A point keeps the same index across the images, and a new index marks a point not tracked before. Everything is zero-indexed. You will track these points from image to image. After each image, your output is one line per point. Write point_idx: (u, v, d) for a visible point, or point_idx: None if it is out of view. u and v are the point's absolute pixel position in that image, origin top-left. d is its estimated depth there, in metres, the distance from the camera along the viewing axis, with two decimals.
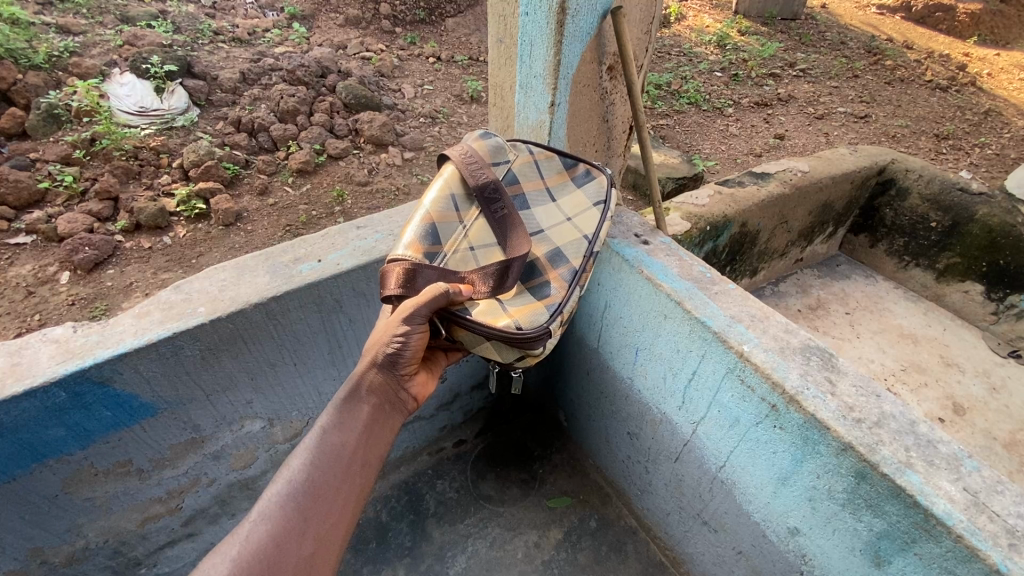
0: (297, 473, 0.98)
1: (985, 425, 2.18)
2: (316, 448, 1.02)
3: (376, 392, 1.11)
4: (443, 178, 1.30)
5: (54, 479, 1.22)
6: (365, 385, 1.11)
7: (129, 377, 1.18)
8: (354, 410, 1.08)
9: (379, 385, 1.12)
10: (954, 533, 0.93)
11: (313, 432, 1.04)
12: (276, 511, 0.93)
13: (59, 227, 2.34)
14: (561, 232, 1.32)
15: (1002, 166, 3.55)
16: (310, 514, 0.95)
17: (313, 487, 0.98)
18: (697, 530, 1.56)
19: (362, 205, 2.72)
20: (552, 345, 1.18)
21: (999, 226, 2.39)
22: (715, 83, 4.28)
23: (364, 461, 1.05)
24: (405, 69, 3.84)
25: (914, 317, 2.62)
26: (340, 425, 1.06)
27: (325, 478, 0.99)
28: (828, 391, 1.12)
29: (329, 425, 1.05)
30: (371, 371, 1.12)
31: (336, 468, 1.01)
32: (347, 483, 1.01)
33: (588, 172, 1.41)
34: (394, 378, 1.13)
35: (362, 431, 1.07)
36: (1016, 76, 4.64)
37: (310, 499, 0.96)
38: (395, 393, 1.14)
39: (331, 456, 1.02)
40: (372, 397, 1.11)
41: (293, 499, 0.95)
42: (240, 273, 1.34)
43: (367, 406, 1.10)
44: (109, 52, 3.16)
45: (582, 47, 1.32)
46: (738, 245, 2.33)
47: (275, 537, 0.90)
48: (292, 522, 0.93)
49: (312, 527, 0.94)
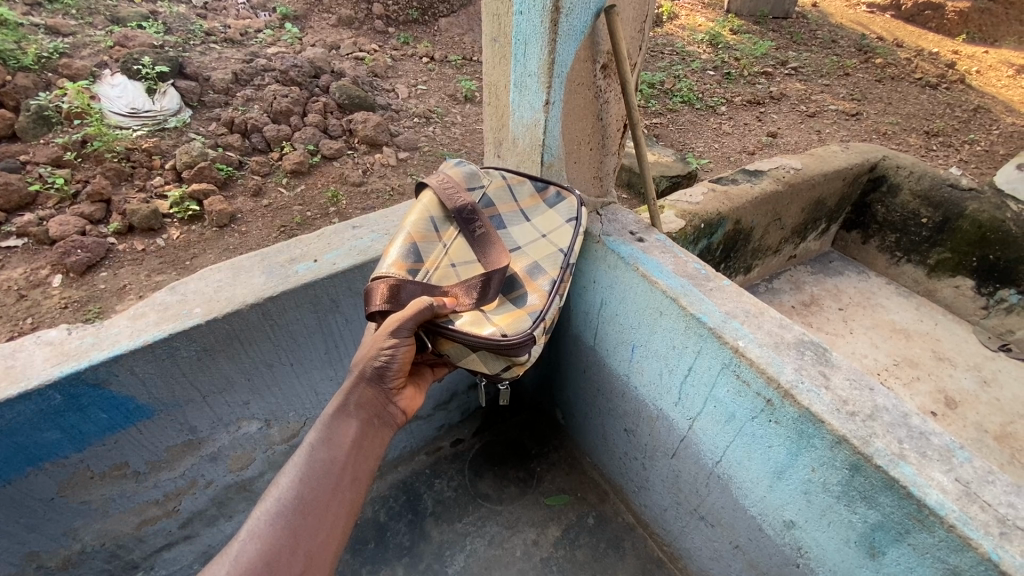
0: (288, 489, 0.99)
1: (977, 418, 2.21)
2: (307, 462, 1.02)
3: (367, 405, 1.12)
4: (420, 203, 1.30)
5: (49, 483, 1.22)
6: (354, 397, 1.11)
7: (125, 379, 1.18)
8: (344, 423, 1.08)
9: (369, 398, 1.12)
10: (946, 522, 0.94)
11: (302, 447, 1.04)
12: (268, 530, 0.93)
13: (50, 229, 2.32)
14: (539, 247, 1.33)
15: (992, 162, 3.59)
16: (302, 531, 0.96)
17: (303, 504, 0.98)
18: (694, 525, 1.57)
19: (357, 205, 2.72)
20: (536, 354, 1.19)
21: (989, 222, 2.42)
22: (708, 82, 4.30)
23: (354, 475, 1.06)
24: (398, 69, 3.84)
25: (906, 313, 2.64)
26: (328, 440, 1.06)
27: (314, 495, 1.00)
28: (823, 385, 1.13)
29: (318, 440, 1.05)
30: (362, 385, 1.12)
31: (328, 484, 1.01)
32: (339, 499, 1.02)
33: (559, 194, 1.43)
34: (383, 391, 1.14)
35: (352, 445, 1.07)
36: (1004, 73, 4.68)
37: (302, 516, 0.97)
38: (385, 405, 1.14)
39: (321, 472, 1.02)
40: (363, 411, 1.11)
41: (284, 517, 0.95)
42: (236, 273, 1.33)
43: (356, 420, 1.10)
44: (100, 53, 3.14)
45: (576, 46, 1.31)
46: (732, 243, 2.35)
47: (267, 555, 0.91)
48: (284, 540, 0.93)
49: (304, 543, 0.95)
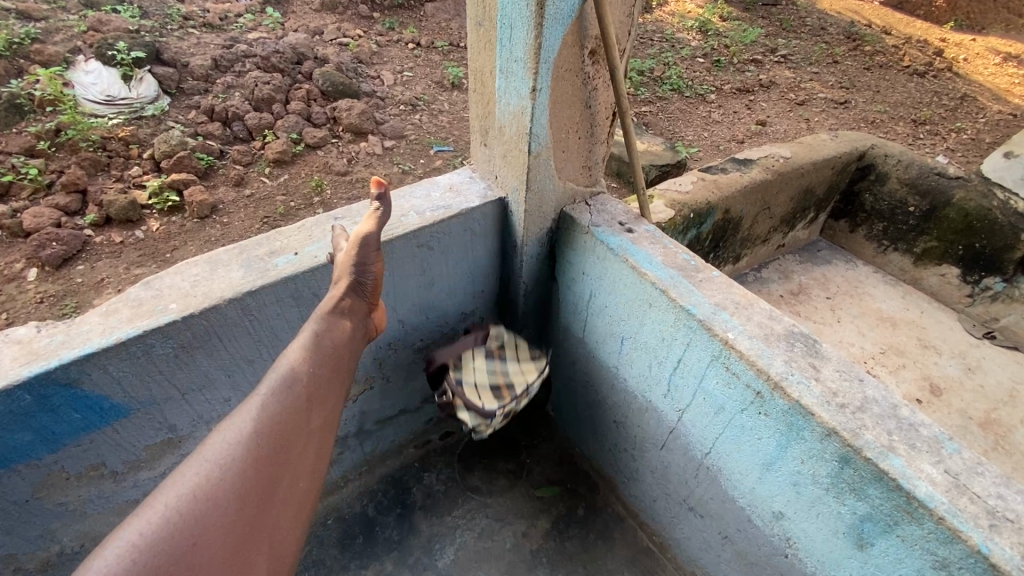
0: (265, 405, 0.92)
1: (961, 405, 2.23)
2: (287, 380, 0.98)
3: (341, 339, 1.12)
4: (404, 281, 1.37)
5: (24, 485, 1.18)
6: (337, 308, 1.16)
7: (98, 378, 1.14)
8: (322, 350, 1.07)
9: (342, 332, 1.14)
10: (935, 515, 0.94)
11: (281, 367, 1.00)
12: (247, 441, 0.85)
13: (25, 222, 2.25)
14: (526, 369, 1.60)
15: (978, 150, 3.60)
16: (283, 448, 0.89)
17: (283, 422, 0.92)
18: (684, 516, 1.57)
19: (341, 195, 2.67)
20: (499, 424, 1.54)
21: (975, 211, 2.43)
22: (697, 69, 4.27)
23: (344, 367, 1.10)
24: (383, 55, 3.77)
25: (893, 301, 2.65)
26: (324, 334, 1.10)
27: (317, 374, 1.03)
28: (812, 377, 1.12)
29: (315, 335, 1.09)
30: (347, 296, 1.19)
31: (307, 405, 0.97)
32: (316, 422, 0.98)
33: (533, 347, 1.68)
34: (363, 306, 1.23)
35: (330, 373, 1.05)
36: (991, 61, 4.69)
37: (284, 432, 0.91)
38: (355, 341, 1.17)
39: (301, 392, 0.98)
40: (338, 344, 1.11)
41: (262, 432, 0.88)
42: (213, 267, 1.29)
43: (344, 322, 1.16)
44: (73, 39, 3.05)
45: (564, 30, 1.24)
46: (721, 232, 2.34)
47: (249, 464, 0.83)
48: (264, 453, 0.86)
49: (286, 461, 0.89)
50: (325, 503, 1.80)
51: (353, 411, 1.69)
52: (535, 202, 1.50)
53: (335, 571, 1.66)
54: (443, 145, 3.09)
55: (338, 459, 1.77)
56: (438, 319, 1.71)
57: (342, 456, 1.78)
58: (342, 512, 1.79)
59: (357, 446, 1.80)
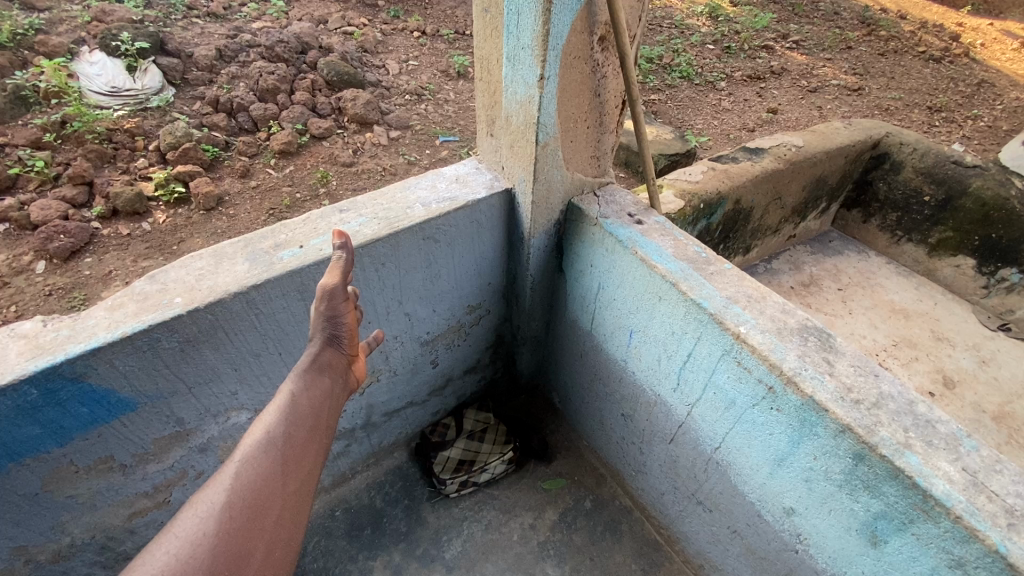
0: (234, 483, 0.79)
1: (974, 399, 2.20)
2: (259, 450, 0.85)
3: (320, 398, 0.99)
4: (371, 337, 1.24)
5: (32, 479, 1.19)
6: (313, 363, 1.04)
7: (104, 373, 1.14)
8: (299, 412, 0.94)
9: (323, 388, 1.01)
10: (952, 514, 0.92)
11: (252, 435, 0.87)
12: (211, 531, 0.73)
13: (32, 214, 2.26)
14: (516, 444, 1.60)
15: (994, 138, 3.53)
16: (250, 536, 0.76)
17: (254, 501, 0.79)
18: (692, 510, 1.55)
19: (348, 185, 2.65)
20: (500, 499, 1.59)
21: (992, 200, 2.37)
22: (707, 56, 4.20)
23: (328, 423, 0.99)
24: (388, 44, 3.73)
25: (906, 292, 2.61)
26: (308, 388, 0.98)
27: (296, 432, 0.91)
28: (827, 372, 1.10)
29: (298, 388, 0.98)
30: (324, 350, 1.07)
31: (281, 478, 0.84)
32: (293, 499, 0.84)
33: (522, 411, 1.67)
34: (343, 359, 1.10)
35: (308, 435, 0.92)
36: (1008, 46, 4.57)
37: (253, 515, 0.78)
38: (336, 398, 1.04)
39: (276, 463, 0.85)
40: (317, 403, 0.98)
41: (230, 518, 0.75)
42: (218, 260, 1.27)
43: (327, 378, 1.03)
44: (76, 29, 3.09)
45: (572, 17, 1.20)
46: (731, 222, 2.30)
47: (210, 562, 0.71)
48: (229, 546, 0.73)
49: (253, 551, 0.76)
50: (332, 494, 1.80)
51: (359, 403, 1.69)
52: (543, 193, 1.48)
53: (343, 562, 1.66)
54: (449, 136, 3.06)
55: (345, 451, 1.77)
56: (445, 311, 1.70)
57: (350, 448, 1.77)
58: (349, 503, 1.79)
59: (364, 438, 1.80)
